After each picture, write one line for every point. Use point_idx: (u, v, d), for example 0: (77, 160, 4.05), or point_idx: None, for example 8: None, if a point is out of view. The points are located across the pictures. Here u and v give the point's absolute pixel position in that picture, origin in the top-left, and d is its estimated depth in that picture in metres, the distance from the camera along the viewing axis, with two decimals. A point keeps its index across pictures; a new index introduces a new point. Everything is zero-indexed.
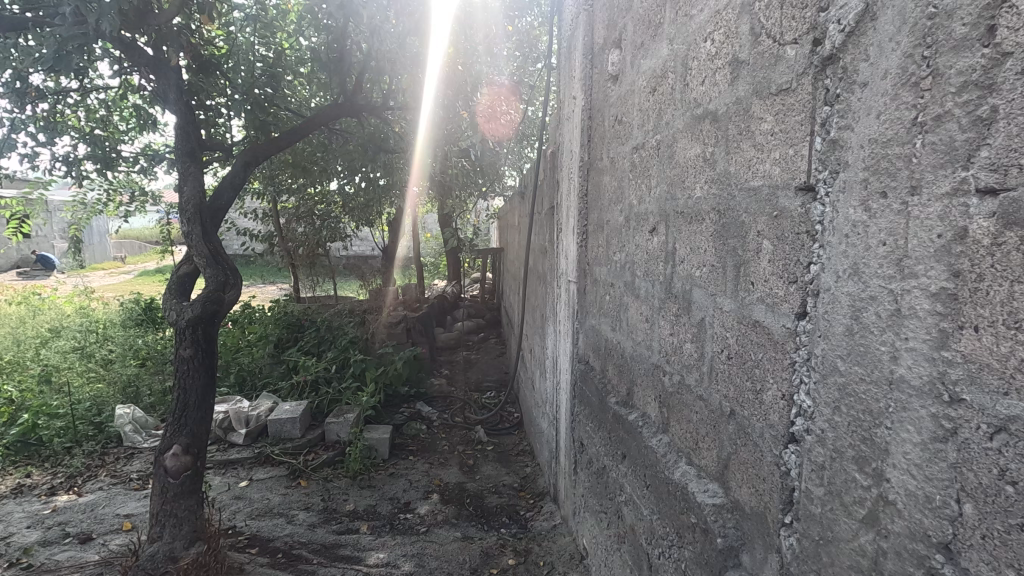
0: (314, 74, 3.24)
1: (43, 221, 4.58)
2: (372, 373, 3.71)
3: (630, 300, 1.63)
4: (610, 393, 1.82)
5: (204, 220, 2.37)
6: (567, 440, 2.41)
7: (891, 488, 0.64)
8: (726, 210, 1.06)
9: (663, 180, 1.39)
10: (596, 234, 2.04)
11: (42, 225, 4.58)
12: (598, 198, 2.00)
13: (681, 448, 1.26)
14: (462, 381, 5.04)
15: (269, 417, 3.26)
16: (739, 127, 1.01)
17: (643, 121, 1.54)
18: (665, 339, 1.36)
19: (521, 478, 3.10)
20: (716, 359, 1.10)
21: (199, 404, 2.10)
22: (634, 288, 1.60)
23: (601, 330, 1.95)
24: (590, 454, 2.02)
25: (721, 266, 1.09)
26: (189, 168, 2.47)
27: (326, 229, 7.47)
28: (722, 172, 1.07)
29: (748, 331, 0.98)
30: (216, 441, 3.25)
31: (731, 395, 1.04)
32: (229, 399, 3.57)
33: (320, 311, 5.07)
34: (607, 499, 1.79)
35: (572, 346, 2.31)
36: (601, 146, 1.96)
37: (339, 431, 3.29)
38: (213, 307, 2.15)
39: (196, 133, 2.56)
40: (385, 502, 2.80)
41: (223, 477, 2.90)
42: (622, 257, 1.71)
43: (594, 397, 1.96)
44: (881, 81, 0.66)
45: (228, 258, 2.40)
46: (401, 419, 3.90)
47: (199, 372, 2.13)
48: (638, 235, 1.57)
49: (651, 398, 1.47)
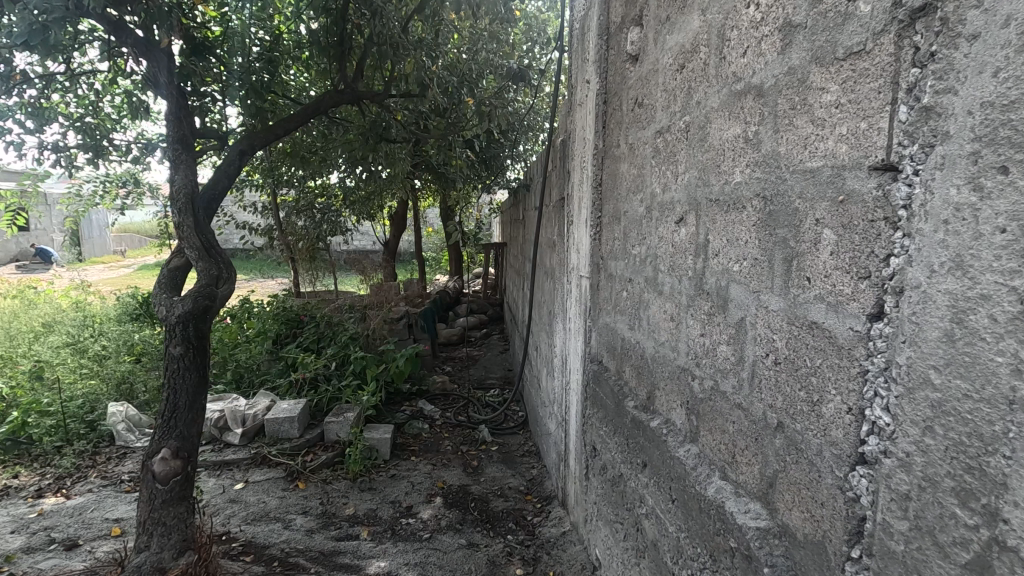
0: (312, 59, 3.10)
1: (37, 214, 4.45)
2: (373, 371, 3.58)
3: (651, 297, 1.51)
4: (627, 396, 1.70)
5: (196, 211, 2.25)
6: (577, 443, 2.30)
7: (1011, 532, 0.53)
8: (774, 196, 0.93)
9: (693, 165, 1.26)
10: (611, 227, 1.91)
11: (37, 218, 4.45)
12: (613, 188, 1.88)
13: (714, 461, 1.15)
14: (465, 379, 4.94)
15: (266, 416, 3.13)
16: (792, 100, 0.88)
17: (668, 102, 1.41)
18: (695, 340, 1.24)
19: (528, 481, 2.99)
20: (759, 363, 0.98)
21: (190, 405, 1.99)
22: (656, 284, 1.48)
23: (617, 329, 1.83)
24: (604, 460, 1.90)
25: (765, 259, 0.97)
26: (180, 155, 2.33)
27: (326, 223, 7.35)
28: (768, 153, 0.95)
29: (802, 334, 0.86)
30: (211, 441, 3.13)
31: (779, 405, 0.92)
32: (225, 397, 3.46)
33: (320, 306, 4.96)
34: (623, 509, 1.68)
35: (583, 345, 2.19)
36: (618, 132, 1.84)
37: (339, 430, 3.18)
38: (206, 301, 2.04)
39: (188, 119, 2.43)
40: (386, 506, 2.69)
41: (218, 479, 2.78)
42: (643, 251, 1.59)
43: (609, 400, 1.85)
44: (1000, 29, 0.54)
45: (222, 250, 2.28)
46: (402, 418, 3.79)
47: (190, 371, 2.01)
48: (662, 226, 1.45)
49: (676, 404, 1.36)
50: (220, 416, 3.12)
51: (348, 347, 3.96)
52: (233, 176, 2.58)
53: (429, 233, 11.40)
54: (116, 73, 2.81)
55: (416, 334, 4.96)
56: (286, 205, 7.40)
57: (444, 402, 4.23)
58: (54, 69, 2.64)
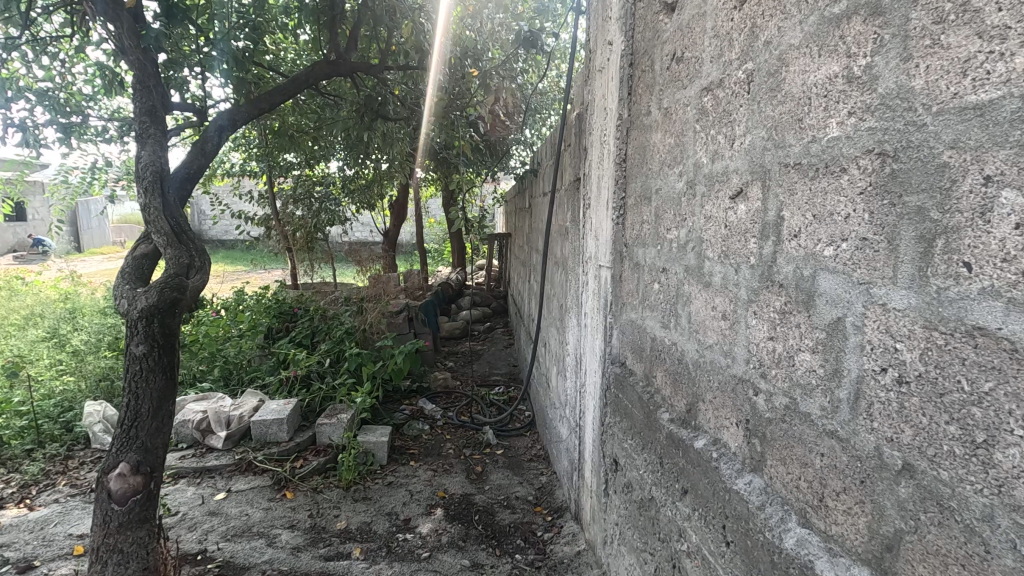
0: (301, 27, 2.82)
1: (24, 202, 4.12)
2: (370, 368, 3.33)
3: (695, 290, 1.25)
4: (659, 407, 1.45)
5: (166, 192, 1.99)
6: (595, 454, 2.04)
7: None
8: (901, 149, 0.67)
9: (758, 123, 1.00)
10: (639, 208, 1.65)
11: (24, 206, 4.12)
12: (642, 163, 1.62)
13: (791, 502, 0.89)
14: (468, 376, 4.70)
15: (252, 418, 2.89)
16: (940, 9, 0.62)
17: (719, 50, 1.15)
18: (762, 344, 0.99)
19: (537, 490, 2.75)
20: (869, 378, 0.73)
21: (155, 412, 1.73)
22: (701, 274, 1.23)
23: (646, 327, 1.57)
24: (629, 477, 1.65)
25: (882, 237, 0.71)
26: (147, 129, 2.06)
27: (324, 212, 6.89)
28: (891, 90, 0.69)
29: (953, 342, 0.60)
30: (193, 444, 2.87)
31: (906, 440, 0.66)
32: (210, 396, 3.21)
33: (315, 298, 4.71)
34: (655, 540, 1.43)
35: (602, 344, 1.94)
36: (649, 97, 1.57)
37: (332, 433, 2.94)
38: (175, 294, 1.79)
39: (158, 90, 2.17)
40: (382, 519, 2.45)
41: (197, 488, 2.53)
42: (682, 235, 1.33)
43: (636, 410, 1.59)
44: None
45: (195, 236, 2.02)
46: (401, 419, 3.54)
47: (154, 373, 1.75)
48: (710, 202, 1.19)
49: (730, 423, 1.10)
50: (203, 418, 2.87)
51: (343, 343, 3.71)
52: (212, 155, 2.31)
53: (431, 225, 11.15)
54: (84, 40, 2.53)
55: (417, 329, 4.70)
56: (283, 193, 7.15)
57: (446, 401, 3.98)
58: (13, 34, 2.36)
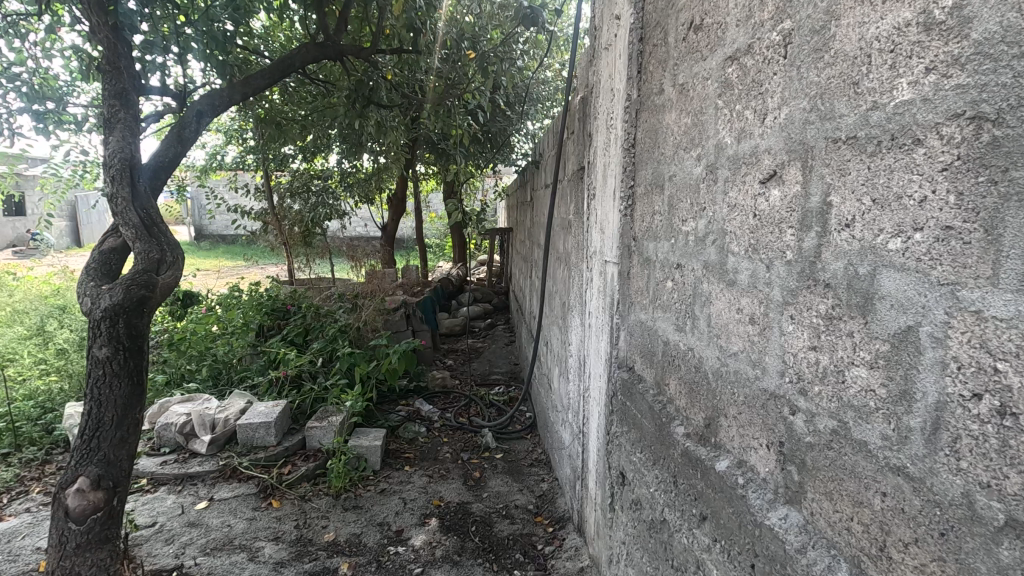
0: (289, 8, 2.66)
1: (15, 194, 3.97)
2: (363, 369, 3.19)
3: (717, 289, 1.10)
4: (672, 420, 1.30)
5: (137, 181, 1.84)
6: (600, 464, 1.90)
7: None
8: (1010, 110, 0.52)
9: (797, 93, 0.84)
10: (650, 198, 1.50)
11: (14, 198, 3.97)
12: (654, 147, 1.46)
13: (841, 547, 0.74)
14: (467, 374, 4.56)
15: (238, 421, 2.75)
16: None
17: (748, 12, 0.99)
18: (800, 355, 0.84)
19: (537, 498, 2.61)
20: (954, 405, 0.58)
21: (119, 420, 1.60)
22: (724, 272, 1.07)
23: (658, 330, 1.42)
24: (638, 494, 1.50)
25: (978, 225, 0.55)
26: (117, 114, 1.90)
27: (321, 206, 6.74)
28: (993, 32, 0.53)
29: None
30: (176, 449, 2.73)
31: (1013, 489, 0.52)
32: (196, 397, 3.07)
33: (309, 294, 4.56)
34: (667, 567, 1.29)
35: (608, 346, 1.78)
36: (662, 74, 1.41)
37: (322, 437, 2.81)
38: (143, 292, 1.64)
39: (130, 72, 2.01)
40: (373, 530, 2.31)
41: (177, 496, 2.39)
42: (701, 226, 1.18)
43: (646, 421, 1.44)
44: None
45: (168, 230, 1.87)
46: (397, 421, 3.40)
47: (119, 379, 1.61)
48: (735, 188, 1.03)
49: (759, 444, 0.95)
50: (187, 421, 2.73)
51: (336, 341, 3.57)
52: (189, 144, 2.16)
53: (432, 220, 10.99)
54: (53, 20, 2.37)
55: (415, 326, 4.56)
56: (280, 187, 7.01)
57: (443, 402, 3.84)
58: None
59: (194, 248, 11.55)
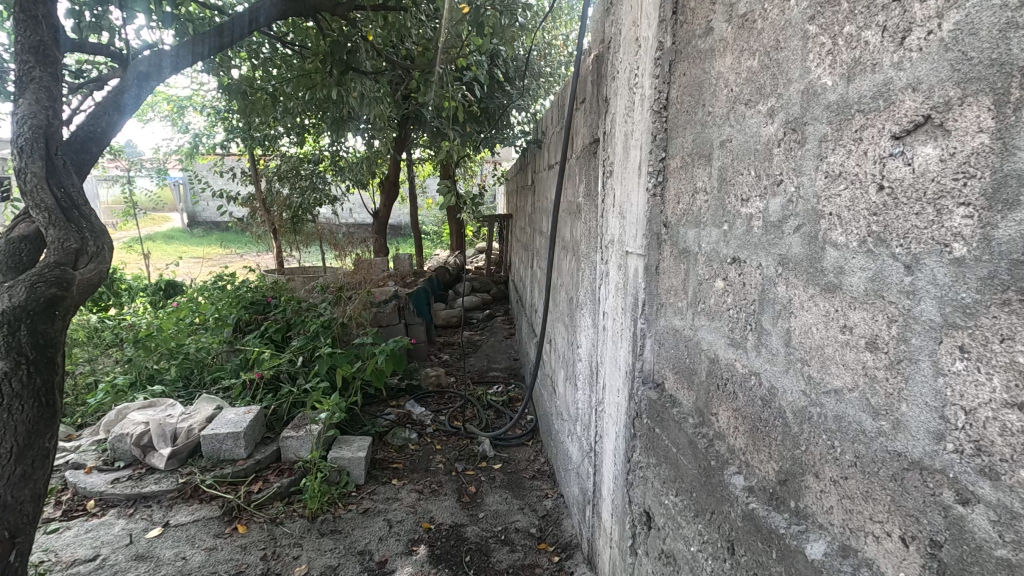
0: None
1: None
2: (347, 369, 2.87)
3: (807, 295, 0.78)
4: (727, 467, 0.98)
5: (55, 157, 1.50)
6: (618, 494, 1.58)
7: None
8: None
9: None
10: (690, 172, 1.17)
11: None
12: (698, 105, 1.13)
13: None
14: (464, 371, 4.26)
15: (202, 432, 2.43)
16: None
17: None
18: (982, 414, 0.52)
19: (540, 518, 2.31)
20: None
21: (19, 454, 1.35)
22: (818, 272, 0.75)
23: (702, 345, 1.11)
24: (673, 547, 1.19)
25: None
26: (29, 72, 1.51)
27: (313, 191, 6.41)
28: None
29: None
30: (132, 463, 2.42)
31: None
32: (159, 402, 2.75)
33: (292, 286, 4.23)
34: None
35: (630, 354, 1.46)
36: (710, 7, 1.07)
37: (298, 448, 2.50)
38: (54, 291, 1.35)
39: (52, 23, 1.61)
40: (352, 561, 2.01)
41: (127, 522, 2.08)
42: (774, 208, 0.86)
43: (686, 459, 1.13)
44: None
45: (96, 213, 1.55)
46: (385, 427, 3.10)
47: (20, 400, 1.34)
48: (842, 146, 0.70)
49: (882, 533, 0.64)
50: (144, 432, 2.41)
51: (318, 338, 3.23)
52: (127, 111, 1.81)
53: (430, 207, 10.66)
54: None
55: (407, 319, 4.24)
56: (268, 171, 6.64)
57: (438, 403, 3.53)
58: None
59: (186, 234, 11.24)
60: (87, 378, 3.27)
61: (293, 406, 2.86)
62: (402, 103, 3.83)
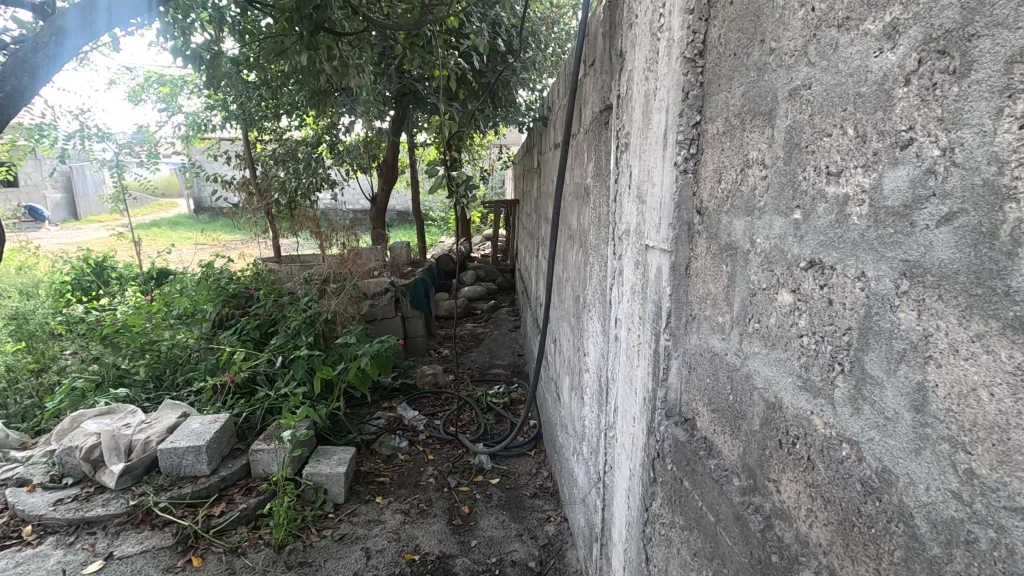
0: None
1: None
2: (327, 372, 2.59)
3: (970, 334, 0.45)
4: (799, 570, 0.68)
5: None
6: (632, 545, 1.28)
7: None
8: None
9: None
10: (738, 137, 0.84)
11: None
12: (752, 40, 0.80)
13: None
14: (462, 368, 3.98)
15: (159, 446, 2.15)
16: None
17: None
18: None
19: (541, 546, 2.02)
20: None
21: None
22: (1001, 298, 0.43)
23: (756, 381, 0.79)
24: None
25: None
26: None
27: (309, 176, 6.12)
28: None
29: None
30: (82, 480, 2.16)
31: None
32: (118, 408, 2.48)
33: (279, 277, 3.96)
34: None
35: (649, 376, 1.14)
36: None
37: (269, 462, 2.23)
38: None
39: None
40: None
41: (65, 554, 1.83)
42: (893, 184, 0.53)
43: (734, 539, 0.82)
44: None
45: None
46: (373, 433, 2.82)
47: None
48: None
49: None
50: (94, 445, 2.15)
51: (299, 336, 2.95)
52: (45, 73, 1.57)
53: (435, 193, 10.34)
54: None
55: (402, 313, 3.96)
56: (263, 155, 6.35)
57: (432, 405, 3.26)
58: None
59: (189, 220, 11.04)
60: (52, 377, 3.04)
61: (268, 413, 2.60)
62: (394, 77, 3.49)
